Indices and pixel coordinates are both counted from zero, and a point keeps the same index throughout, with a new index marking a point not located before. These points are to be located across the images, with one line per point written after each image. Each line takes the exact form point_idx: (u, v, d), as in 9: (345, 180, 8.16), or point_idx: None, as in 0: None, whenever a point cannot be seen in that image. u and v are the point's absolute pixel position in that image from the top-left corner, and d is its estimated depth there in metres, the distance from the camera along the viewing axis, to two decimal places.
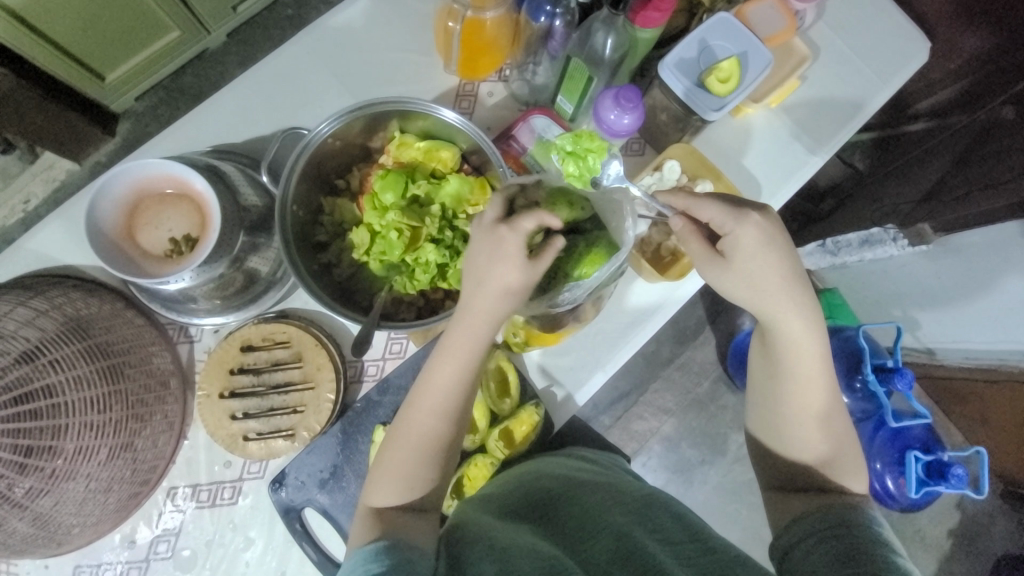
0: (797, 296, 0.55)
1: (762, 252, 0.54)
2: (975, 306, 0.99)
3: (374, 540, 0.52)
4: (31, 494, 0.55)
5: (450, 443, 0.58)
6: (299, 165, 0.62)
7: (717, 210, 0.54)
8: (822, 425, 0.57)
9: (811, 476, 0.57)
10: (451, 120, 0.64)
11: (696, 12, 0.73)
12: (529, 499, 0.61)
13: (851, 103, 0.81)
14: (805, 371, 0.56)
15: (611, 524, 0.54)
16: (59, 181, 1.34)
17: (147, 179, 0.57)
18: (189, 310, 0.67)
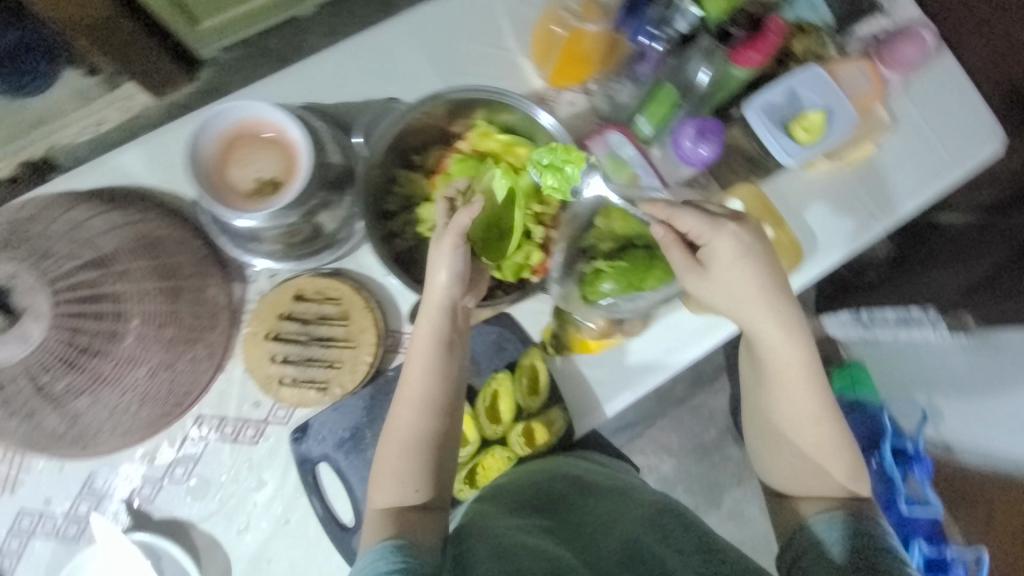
0: (773, 303, 0.57)
1: (740, 262, 0.56)
2: (991, 399, 0.95)
3: (386, 540, 0.53)
4: (77, 387, 0.60)
5: (444, 432, 0.59)
6: (389, 134, 0.65)
7: (695, 219, 0.56)
8: (813, 429, 0.60)
9: (805, 483, 0.61)
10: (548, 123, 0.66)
11: (787, 61, 0.75)
12: (539, 495, 0.64)
13: (923, 179, 0.81)
14: (785, 381, 0.59)
15: (622, 531, 0.59)
16: (134, 114, 1.29)
17: (250, 119, 0.60)
18: (251, 247, 0.69)
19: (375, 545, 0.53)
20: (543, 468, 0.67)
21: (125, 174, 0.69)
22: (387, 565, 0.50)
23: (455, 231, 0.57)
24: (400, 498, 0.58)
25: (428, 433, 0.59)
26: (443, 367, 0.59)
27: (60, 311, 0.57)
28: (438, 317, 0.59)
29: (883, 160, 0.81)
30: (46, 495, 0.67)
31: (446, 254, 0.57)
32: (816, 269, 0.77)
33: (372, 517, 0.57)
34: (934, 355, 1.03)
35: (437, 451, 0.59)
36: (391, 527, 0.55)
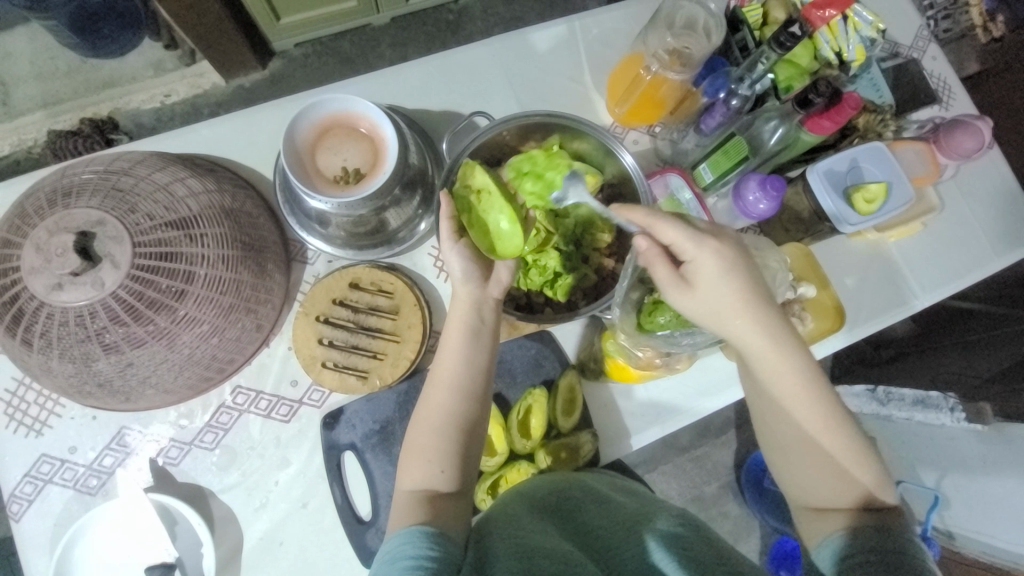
0: (746, 307, 0.54)
1: (723, 275, 0.54)
2: (1003, 478, 0.91)
3: (413, 525, 0.51)
4: (128, 343, 0.58)
5: (470, 420, 0.58)
6: (471, 148, 0.69)
7: (678, 233, 0.54)
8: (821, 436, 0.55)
9: (829, 495, 0.55)
10: (628, 165, 0.69)
11: (848, 135, 0.80)
12: (557, 501, 0.61)
13: (963, 263, 0.84)
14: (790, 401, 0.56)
15: (635, 535, 0.55)
16: (203, 91, 1.34)
17: (348, 112, 0.64)
18: (308, 226, 0.72)
19: (401, 530, 0.51)
20: (566, 478, 0.65)
21: (222, 149, 0.75)
22: (413, 550, 0.49)
23: (445, 237, 0.61)
24: (428, 481, 0.56)
25: (460, 418, 0.58)
26: (471, 351, 0.59)
27: (136, 262, 0.56)
28: (470, 309, 0.60)
29: (928, 241, 0.83)
30: (72, 443, 0.67)
31: (447, 254, 0.61)
32: (853, 336, 0.79)
33: (403, 498, 0.55)
34: (949, 436, 1.05)
35: (467, 435, 0.58)
36: (423, 512, 0.53)
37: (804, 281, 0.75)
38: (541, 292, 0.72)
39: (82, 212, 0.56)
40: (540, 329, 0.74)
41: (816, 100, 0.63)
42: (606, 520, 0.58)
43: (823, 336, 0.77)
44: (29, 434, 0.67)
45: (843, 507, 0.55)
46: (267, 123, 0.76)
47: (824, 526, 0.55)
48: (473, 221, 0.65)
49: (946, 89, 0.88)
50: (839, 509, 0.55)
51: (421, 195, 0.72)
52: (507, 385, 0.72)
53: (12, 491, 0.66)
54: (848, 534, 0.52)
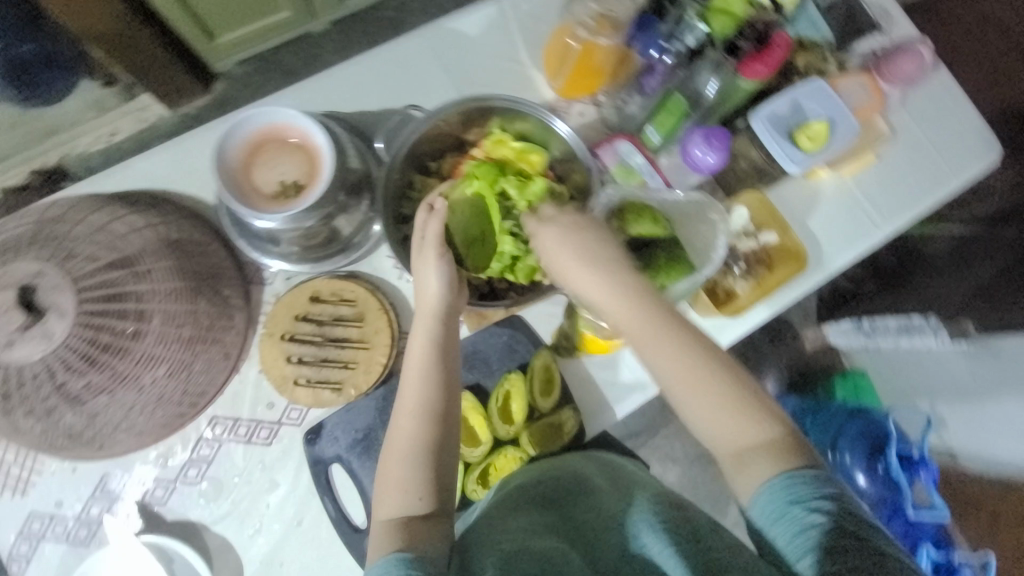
0: (584, 264, 0.57)
1: (565, 229, 0.59)
2: (995, 403, 0.92)
3: (391, 554, 0.49)
4: (94, 389, 0.59)
5: (433, 441, 0.57)
6: (408, 141, 0.67)
7: (555, 227, 0.59)
8: (683, 376, 0.53)
9: (745, 445, 0.50)
10: (563, 131, 0.69)
11: (790, 75, 0.79)
12: (544, 497, 0.62)
13: (920, 188, 0.84)
14: (642, 337, 0.55)
15: (623, 524, 0.55)
16: (148, 124, 1.31)
17: (276, 126, 0.62)
18: (264, 247, 0.70)
19: (386, 558, 0.50)
20: (554, 467, 0.66)
21: (161, 179, 0.73)
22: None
23: (431, 243, 0.60)
24: (404, 507, 0.54)
25: (429, 439, 0.56)
26: (437, 374, 0.58)
27: (82, 308, 0.56)
28: (431, 324, 0.60)
29: (882, 171, 0.83)
30: (58, 497, 0.67)
31: (422, 263, 0.61)
32: (818, 276, 0.80)
33: (379, 527, 0.55)
34: (936, 360, 1.06)
35: (434, 458, 0.56)
36: (400, 538, 0.52)
37: (763, 228, 0.76)
38: (502, 278, 0.71)
39: (17, 268, 0.55)
40: (510, 314, 0.74)
41: (743, 44, 0.68)
42: (594, 510, 0.59)
43: (790, 280, 0.78)
44: (14, 495, 0.66)
45: (764, 457, 0.49)
46: (204, 147, 0.74)
47: (750, 477, 0.49)
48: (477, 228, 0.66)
49: (885, 16, 0.87)
50: (759, 457, 0.49)
51: (369, 198, 0.71)
52: (484, 374, 0.72)
53: (6, 553, 0.66)
54: (771, 484, 0.47)
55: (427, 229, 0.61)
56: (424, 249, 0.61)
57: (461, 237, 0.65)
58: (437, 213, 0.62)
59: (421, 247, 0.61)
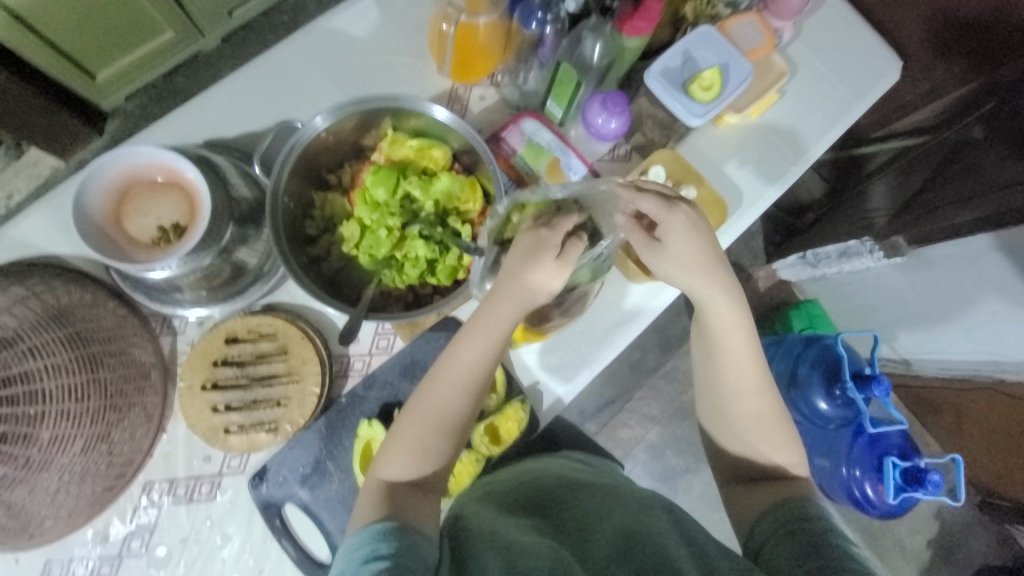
0: (720, 284, 0.57)
1: (691, 233, 0.56)
2: (958, 325, 0.99)
3: (373, 525, 0.50)
4: (8, 480, 0.57)
5: (470, 414, 0.58)
6: (291, 159, 0.64)
7: (655, 201, 0.56)
8: (755, 402, 0.61)
9: (764, 461, 0.62)
10: (441, 116, 0.66)
11: (680, 26, 0.78)
12: (527, 496, 0.63)
13: (827, 118, 0.84)
14: (746, 364, 0.60)
15: (614, 518, 0.56)
16: (44, 180, 1.21)
17: (137, 168, 0.57)
18: (173, 300, 0.66)
19: (369, 526, 0.50)
20: (530, 474, 0.68)
21: (37, 242, 0.67)
22: (382, 551, 0.47)
23: (546, 243, 0.53)
24: (415, 471, 0.56)
25: (464, 417, 0.57)
26: (496, 361, 0.57)
27: None
28: (517, 310, 0.55)
29: (787, 107, 0.84)
30: None
31: (523, 238, 0.55)
32: (743, 222, 0.80)
33: (376, 485, 0.55)
34: (877, 277, 1.09)
35: (459, 432, 0.58)
36: (385, 505, 0.52)
37: (683, 183, 0.76)
38: (425, 283, 0.68)
39: None
40: (442, 317, 0.72)
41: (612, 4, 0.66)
42: (579, 505, 0.61)
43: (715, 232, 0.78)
44: None
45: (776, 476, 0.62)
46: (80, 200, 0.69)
47: (753, 498, 0.60)
48: (382, 239, 0.65)
49: None
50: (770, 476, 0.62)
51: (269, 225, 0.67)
52: None
53: None
54: (787, 508, 0.56)
55: (540, 228, 0.54)
56: (536, 238, 0.54)
57: (369, 258, 0.66)
58: (574, 244, 0.54)
59: (535, 242, 0.54)
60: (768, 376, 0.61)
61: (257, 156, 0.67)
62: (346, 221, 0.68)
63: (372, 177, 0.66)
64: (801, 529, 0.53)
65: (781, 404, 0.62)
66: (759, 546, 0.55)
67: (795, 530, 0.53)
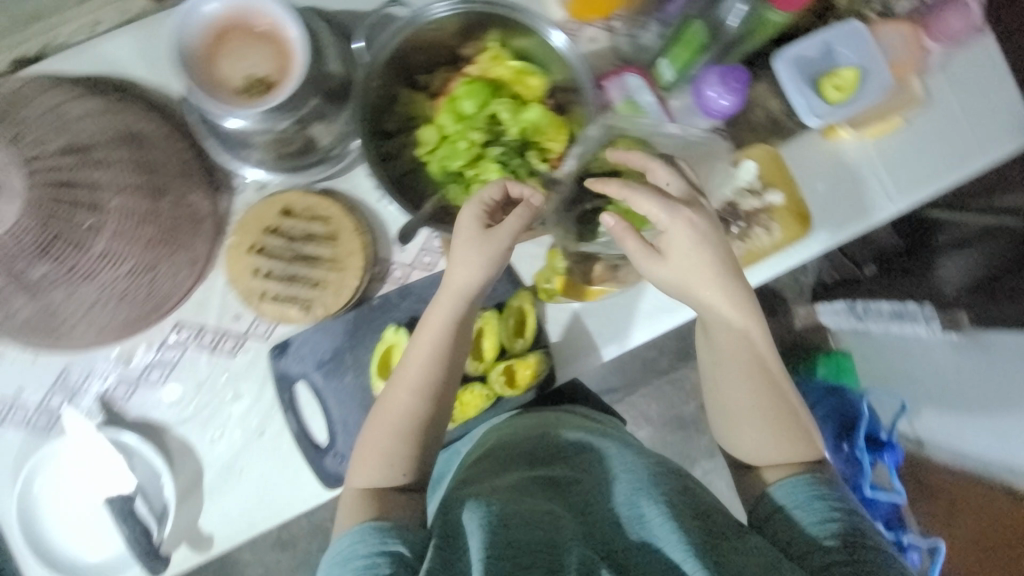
0: (727, 286, 0.56)
1: (693, 241, 0.54)
2: (976, 418, 0.92)
3: (361, 525, 0.52)
4: (46, 281, 0.56)
5: (427, 414, 0.59)
6: (393, 44, 0.61)
7: (657, 204, 0.54)
8: (763, 399, 0.59)
9: (775, 455, 0.59)
10: (558, 43, 0.61)
11: (826, 16, 0.70)
12: (530, 457, 0.65)
13: (944, 164, 0.78)
14: (742, 367, 0.59)
15: (616, 495, 0.57)
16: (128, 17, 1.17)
17: (243, 9, 0.55)
18: (245, 154, 0.66)
19: (353, 528, 0.53)
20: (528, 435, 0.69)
21: (123, 64, 0.67)
22: (365, 547, 0.50)
23: (507, 229, 0.56)
24: (384, 479, 0.58)
25: (419, 412, 0.59)
26: (446, 353, 0.58)
27: (33, 190, 0.52)
28: (454, 302, 0.57)
29: (906, 139, 0.77)
30: (18, 384, 0.66)
31: (467, 226, 0.57)
32: (820, 244, 0.75)
33: (352, 496, 0.57)
34: (924, 349, 1.02)
35: (421, 430, 0.59)
36: (374, 508, 0.55)
37: (771, 187, 0.72)
38: None
39: None
40: None
41: None
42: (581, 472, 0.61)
43: (790, 244, 0.74)
44: None
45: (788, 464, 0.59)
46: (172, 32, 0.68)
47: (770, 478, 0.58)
48: (460, 152, 0.64)
49: None
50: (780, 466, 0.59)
51: (349, 108, 0.65)
52: None
53: None
54: (807, 480, 0.56)
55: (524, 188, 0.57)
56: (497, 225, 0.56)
57: (439, 168, 0.65)
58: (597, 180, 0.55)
59: (477, 224, 0.57)
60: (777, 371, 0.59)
61: (360, 31, 0.63)
62: (426, 125, 0.66)
63: (464, 87, 0.64)
64: (824, 501, 0.53)
65: (793, 396, 0.60)
66: (779, 505, 0.55)
67: (819, 501, 0.53)
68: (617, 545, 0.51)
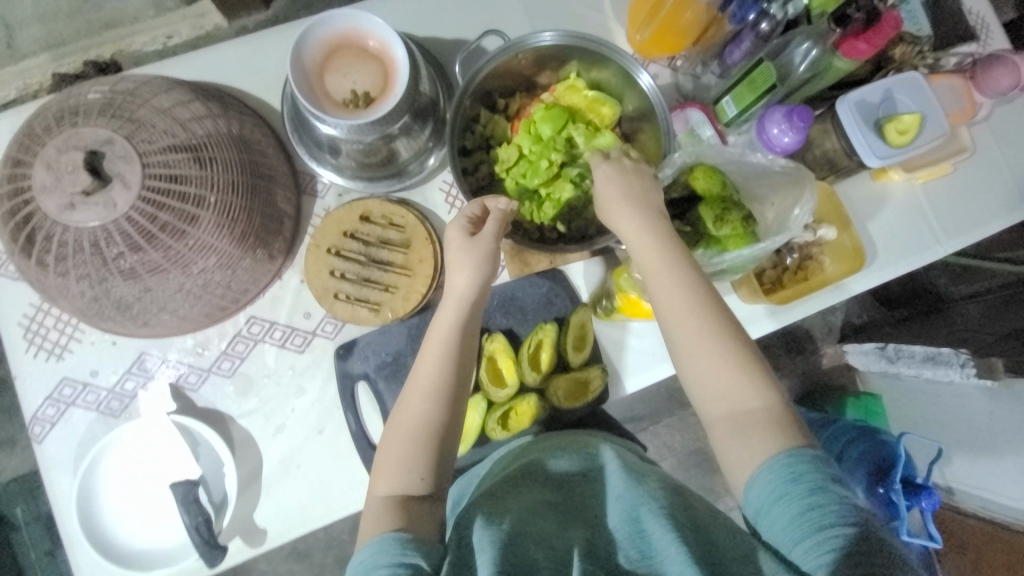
0: (646, 215, 0.56)
1: (613, 180, 0.57)
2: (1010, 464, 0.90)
3: (387, 534, 0.49)
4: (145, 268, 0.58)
5: (444, 428, 0.56)
6: (484, 70, 0.65)
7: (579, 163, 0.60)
8: (714, 346, 0.53)
9: (740, 411, 0.52)
10: (645, 84, 0.65)
11: (883, 66, 0.75)
12: (534, 469, 0.61)
13: (988, 211, 0.80)
14: (685, 316, 0.54)
15: (620, 510, 0.54)
16: (204, 32, 1.24)
17: (356, 31, 0.61)
18: (320, 157, 0.70)
19: (372, 541, 0.49)
20: (548, 444, 0.66)
21: (226, 76, 0.73)
22: (387, 558, 0.47)
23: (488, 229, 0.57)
24: (405, 487, 0.54)
25: (438, 423, 0.55)
26: (454, 353, 0.56)
27: (145, 184, 0.55)
28: (457, 307, 0.58)
29: (954, 185, 0.80)
30: (93, 367, 0.69)
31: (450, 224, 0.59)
32: (868, 281, 0.77)
33: (374, 505, 0.53)
34: (956, 395, 1.02)
35: (441, 443, 0.56)
36: (398, 517, 0.51)
37: (825, 222, 0.74)
38: (554, 227, 0.69)
39: (90, 131, 0.55)
40: (552, 267, 0.73)
41: (854, 14, 0.59)
42: (588, 490, 0.59)
43: (841, 280, 0.76)
44: (51, 358, 0.69)
45: (757, 424, 0.50)
46: (274, 49, 0.74)
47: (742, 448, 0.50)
48: (537, 172, 0.67)
49: (984, 27, 0.82)
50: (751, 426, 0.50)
51: (432, 126, 0.70)
52: (518, 321, 0.73)
53: (35, 413, 0.68)
54: (785, 459, 0.48)
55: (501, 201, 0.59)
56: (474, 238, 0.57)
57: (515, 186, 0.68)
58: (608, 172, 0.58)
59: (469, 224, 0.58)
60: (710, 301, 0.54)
61: (459, 58, 0.72)
62: (504, 144, 0.70)
63: (542, 113, 0.67)
64: (807, 493, 0.45)
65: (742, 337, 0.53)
66: (761, 509, 0.47)
67: (795, 490, 0.45)
68: (614, 569, 0.49)
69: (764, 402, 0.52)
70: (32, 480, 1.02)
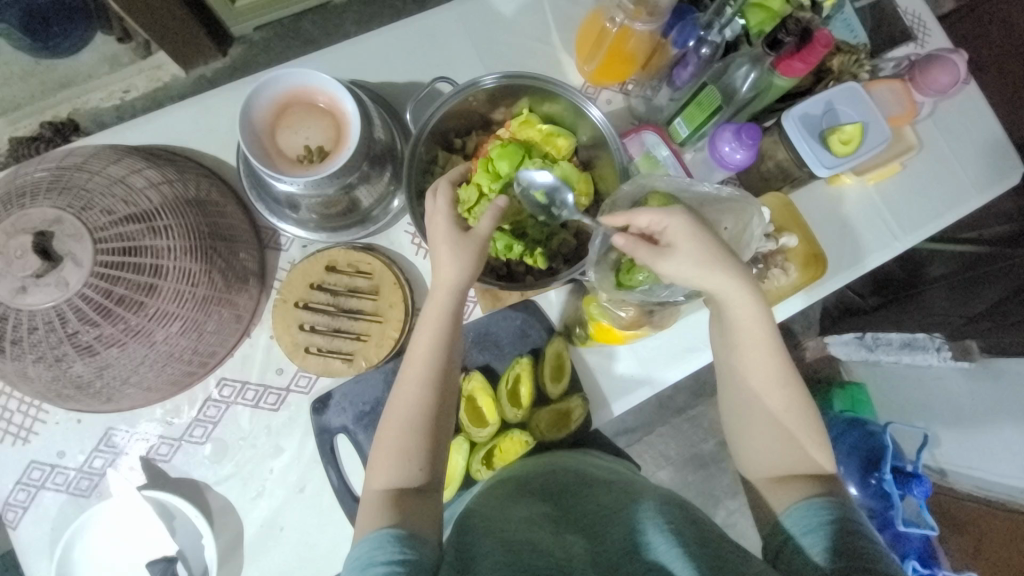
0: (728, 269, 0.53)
1: (694, 236, 0.52)
2: (1002, 434, 0.91)
3: (384, 529, 0.48)
4: (104, 343, 0.56)
5: (438, 407, 0.54)
6: (435, 117, 0.66)
7: (652, 212, 0.53)
8: (780, 396, 0.56)
9: (786, 464, 0.56)
10: (596, 118, 0.67)
11: (824, 77, 0.78)
12: (546, 488, 0.60)
13: (941, 204, 0.83)
14: (754, 374, 0.56)
15: (625, 518, 0.52)
16: (163, 84, 1.22)
17: (305, 89, 0.61)
18: (279, 212, 0.70)
19: (370, 534, 0.48)
20: (543, 463, 0.64)
21: (181, 137, 0.73)
22: (384, 555, 0.46)
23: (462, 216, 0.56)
24: (403, 479, 0.53)
25: (432, 410, 0.54)
26: (445, 341, 0.54)
27: (99, 260, 0.54)
28: (447, 297, 0.55)
29: (907, 182, 0.83)
30: (60, 448, 0.67)
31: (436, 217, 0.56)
32: (834, 282, 0.79)
33: (373, 500, 0.52)
34: (937, 377, 1.03)
35: (436, 424, 0.55)
36: (393, 512, 0.50)
37: (785, 231, 0.75)
38: (521, 261, 0.71)
39: (38, 212, 0.53)
40: (524, 299, 0.74)
41: (785, 39, 0.62)
42: (592, 501, 0.56)
43: (807, 285, 0.78)
44: (16, 443, 0.66)
45: (801, 478, 0.54)
46: (226, 107, 0.74)
47: (783, 495, 0.53)
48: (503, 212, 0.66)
49: (921, 26, 0.86)
50: (795, 480, 0.54)
51: (391, 170, 0.70)
52: (494, 356, 0.72)
53: (4, 500, 0.65)
54: (824, 506, 0.50)
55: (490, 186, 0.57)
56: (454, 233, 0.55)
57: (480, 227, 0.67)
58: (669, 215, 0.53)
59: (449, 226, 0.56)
60: (784, 363, 0.56)
61: (410, 105, 0.72)
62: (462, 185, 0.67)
63: (497, 152, 0.67)
64: (838, 530, 0.47)
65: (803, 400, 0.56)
66: (794, 535, 0.49)
67: (826, 526, 0.48)
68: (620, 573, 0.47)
69: (818, 460, 0.56)
70: (10, 560, 0.98)
